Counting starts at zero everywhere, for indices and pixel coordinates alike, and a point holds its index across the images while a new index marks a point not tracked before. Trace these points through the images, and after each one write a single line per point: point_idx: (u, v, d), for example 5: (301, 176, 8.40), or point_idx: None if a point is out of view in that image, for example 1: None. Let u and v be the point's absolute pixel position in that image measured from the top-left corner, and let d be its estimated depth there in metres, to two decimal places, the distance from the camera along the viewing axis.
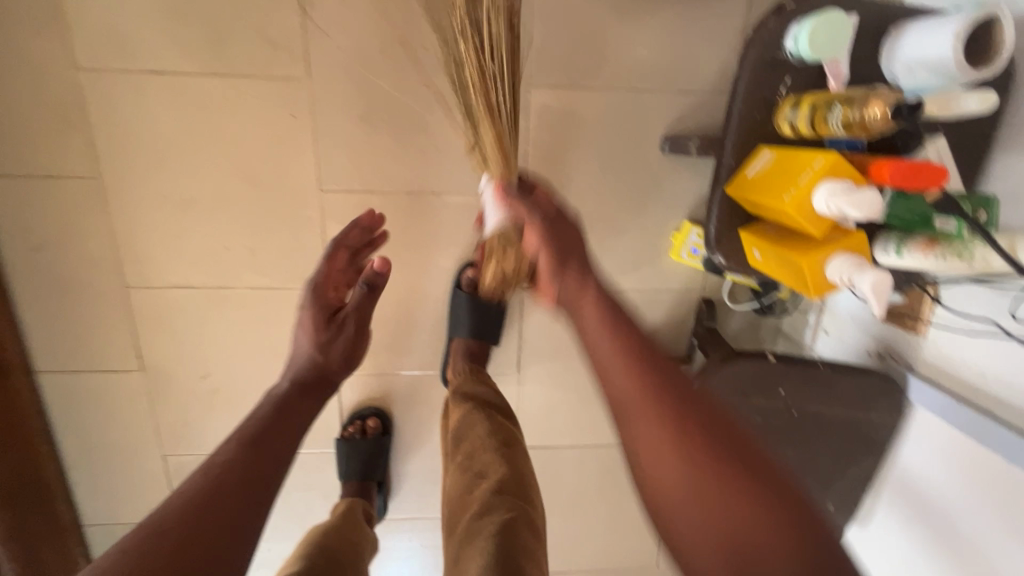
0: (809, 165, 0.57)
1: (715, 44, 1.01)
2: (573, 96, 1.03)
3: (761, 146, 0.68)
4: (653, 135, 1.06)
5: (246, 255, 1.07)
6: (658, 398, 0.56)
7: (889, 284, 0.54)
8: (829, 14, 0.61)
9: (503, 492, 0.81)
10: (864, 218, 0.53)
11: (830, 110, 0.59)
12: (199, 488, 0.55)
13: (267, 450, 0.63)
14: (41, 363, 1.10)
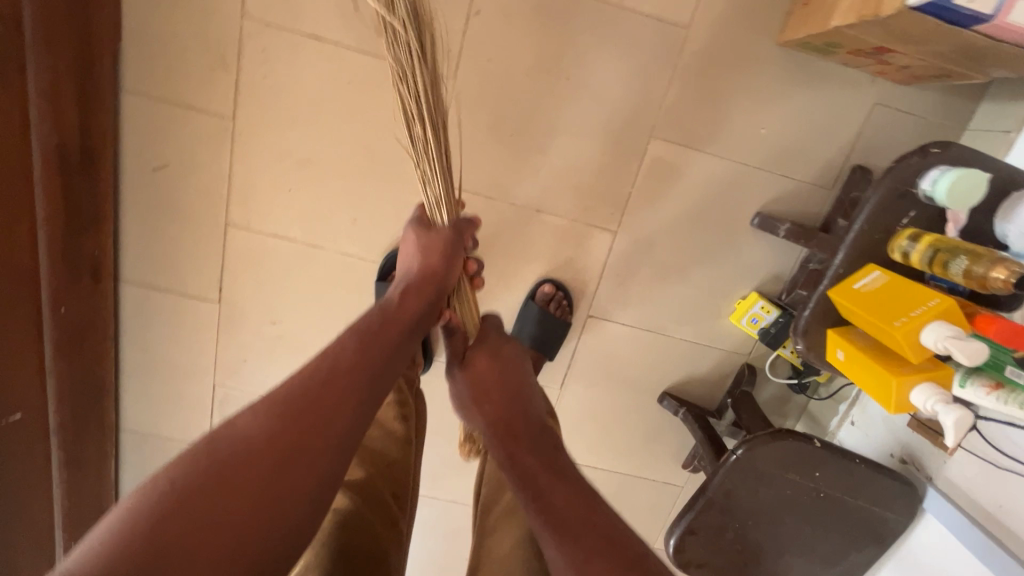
0: (924, 302, 0.66)
1: (826, 142, 1.08)
2: (685, 155, 1.10)
3: (871, 263, 0.76)
4: (746, 208, 1.13)
5: (345, 223, 1.13)
6: (592, 550, 0.62)
7: (969, 422, 0.63)
8: (971, 171, 0.68)
9: None
10: (967, 363, 0.61)
11: (953, 258, 0.68)
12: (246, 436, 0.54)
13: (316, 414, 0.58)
14: (128, 272, 1.15)
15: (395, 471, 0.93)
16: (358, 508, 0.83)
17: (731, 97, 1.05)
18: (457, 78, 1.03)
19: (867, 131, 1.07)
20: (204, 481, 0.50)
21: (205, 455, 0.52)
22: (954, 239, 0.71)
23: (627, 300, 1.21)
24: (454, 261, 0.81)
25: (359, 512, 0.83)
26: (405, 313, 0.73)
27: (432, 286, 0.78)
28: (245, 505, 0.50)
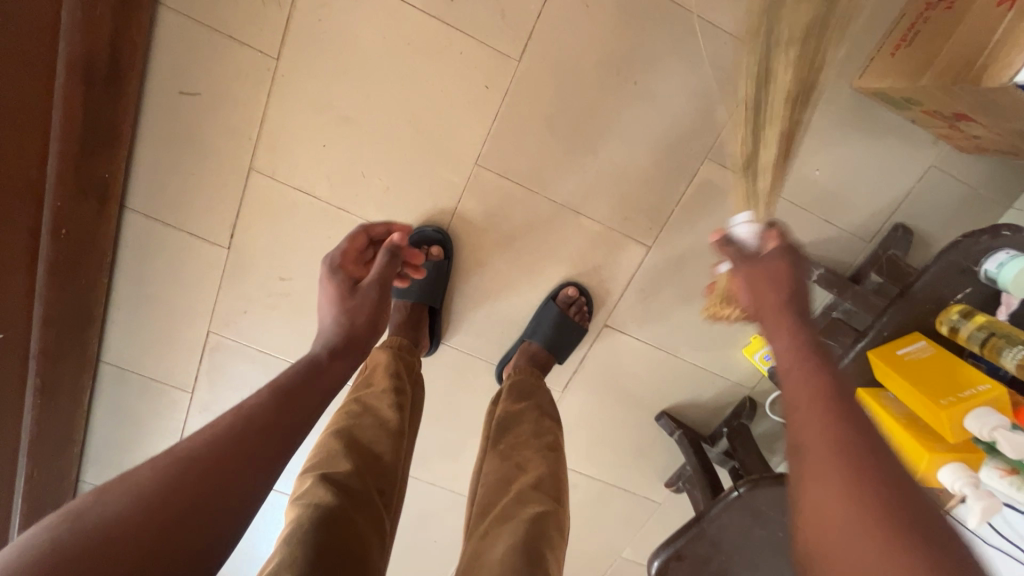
0: (975, 385, 0.67)
1: (876, 196, 1.07)
2: (736, 184, 1.07)
3: (918, 332, 0.76)
4: (783, 246, 1.12)
5: (377, 191, 1.08)
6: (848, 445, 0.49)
7: (994, 510, 0.63)
8: None
9: (539, 489, 0.82)
10: (1010, 453, 0.63)
11: (1007, 346, 0.68)
12: (224, 431, 0.53)
13: (299, 405, 0.59)
14: (137, 201, 1.08)
15: (382, 465, 0.84)
16: (340, 501, 0.74)
17: None
18: (523, 63, 0.98)
19: (917, 192, 1.06)
20: (177, 476, 0.48)
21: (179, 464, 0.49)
22: (1004, 324, 0.71)
23: (647, 316, 1.19)
24: (382, 308, 0.80)
25: (343, 506, 0.74)
26: (331, 377, 0.66)
27: (356, 345, 0.73)
28: (187, 478, 0.48)
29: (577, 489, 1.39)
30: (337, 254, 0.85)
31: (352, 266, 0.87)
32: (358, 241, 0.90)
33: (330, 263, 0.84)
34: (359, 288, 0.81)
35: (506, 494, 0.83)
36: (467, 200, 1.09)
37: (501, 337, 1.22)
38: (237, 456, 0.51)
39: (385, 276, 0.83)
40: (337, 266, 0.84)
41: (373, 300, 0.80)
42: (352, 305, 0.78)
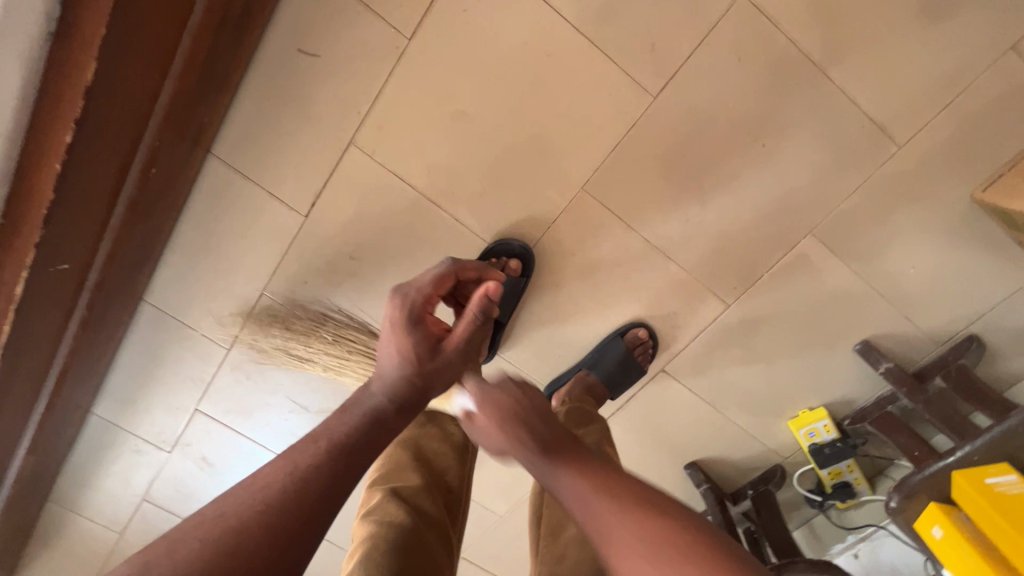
0: None
1: (961, 304, 1.08)
2: (831, 264, 1.06)
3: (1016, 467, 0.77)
4: (856, 332, 1.13)
5: (474, 192, 1.05)
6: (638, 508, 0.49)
7: None
8: None
9: None
10: None
11: None
12: (280, 491, 0.48)
13: (358, 465, 0.53)
14: (224, 149, 1.02)
15: (447, 484, 0.84)
16: (414, 520, 0.71)
17: (903, 229, 1.02)
18: (657, 101, 0.96)
19: (998, 309, 1.07)
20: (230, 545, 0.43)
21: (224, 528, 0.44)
22: None
23: (705, 370, 1.19)
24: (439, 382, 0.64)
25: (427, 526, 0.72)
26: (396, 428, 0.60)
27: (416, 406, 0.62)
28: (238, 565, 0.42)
29: None
30: (421, 300, 0.70)
31: (429, 316, 0.71)
32: (443, 284, 0.77)
33: (405, 307, 0.69)
34: (441, 348, 0.67)
35: (573, 505, 0.83)
36: (563, 222, 1.07)
37: (557, 360, 1.21)
38: (301, 514, 0.47)
39: (470, 342, 0.69)
40: (418, 315, 0.69)
41: (452, 370, 0.66)
42: (427, 371, 0.64)
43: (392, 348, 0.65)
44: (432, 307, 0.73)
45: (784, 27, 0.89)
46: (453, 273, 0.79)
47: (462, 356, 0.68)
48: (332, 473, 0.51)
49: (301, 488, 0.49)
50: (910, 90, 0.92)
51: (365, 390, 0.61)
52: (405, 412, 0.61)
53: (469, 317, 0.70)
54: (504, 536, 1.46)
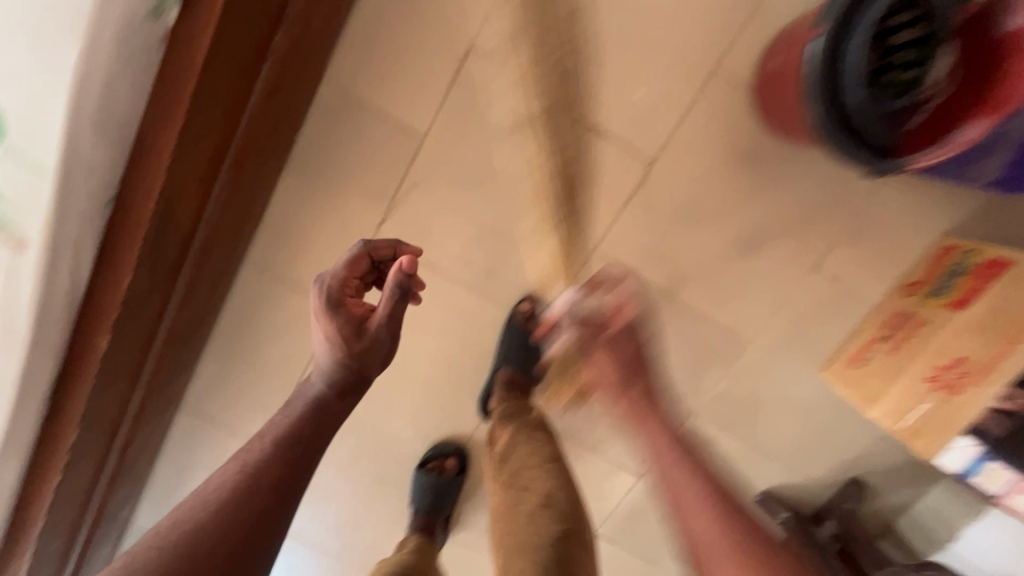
0: None
1: (835, 458, 1.24)
2: (718, 438, 1.23)
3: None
4: (755, 484, 1.28)
5: (407, 413, 1.23)
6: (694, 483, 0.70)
7: None
8: None
9: (548, 508, 0.79)
10: None
11: None
12: (232, 486, 0.57)
13: (301, 455, 0.62)
14: (190, 407, 1.20)
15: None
16: None
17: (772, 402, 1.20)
18: None
19: (870, 454, 1.23)
20: (190, 537, 0.53)
21: (186, 527, 0.54)
22: None
23: (633, 531, 1.33)
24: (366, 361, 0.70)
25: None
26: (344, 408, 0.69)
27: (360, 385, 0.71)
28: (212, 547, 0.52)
29: None
30: (336, 285, 0.71)
31: (350, 298, 0.73)
32: (361, 264, 0.74)
33: (324, 294, 0.71)
34: (366, 330, 0.71)
35: (517, 521, 0.79)
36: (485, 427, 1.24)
37: None
38: (265, 503, 0.57)
39: (394, 319, 0.72)
40: (336, 298, 0.71)
41: (380, 347, 0.71)
42: (359, 359, 0.70)
43: (321, 336, 0.71)
44: (355, 286, 0.74)
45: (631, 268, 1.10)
46: (367, 255, 0.75)
47: (392, 333, 0.72)
48: (292, 462, 0.61)
49: (257, 471, 0.59)
50: (746, 303, 1.12)
51: (309, 384, 0.70)
52: (349, 391, 0.69)
53: (386, 296, 0.70)
54: None
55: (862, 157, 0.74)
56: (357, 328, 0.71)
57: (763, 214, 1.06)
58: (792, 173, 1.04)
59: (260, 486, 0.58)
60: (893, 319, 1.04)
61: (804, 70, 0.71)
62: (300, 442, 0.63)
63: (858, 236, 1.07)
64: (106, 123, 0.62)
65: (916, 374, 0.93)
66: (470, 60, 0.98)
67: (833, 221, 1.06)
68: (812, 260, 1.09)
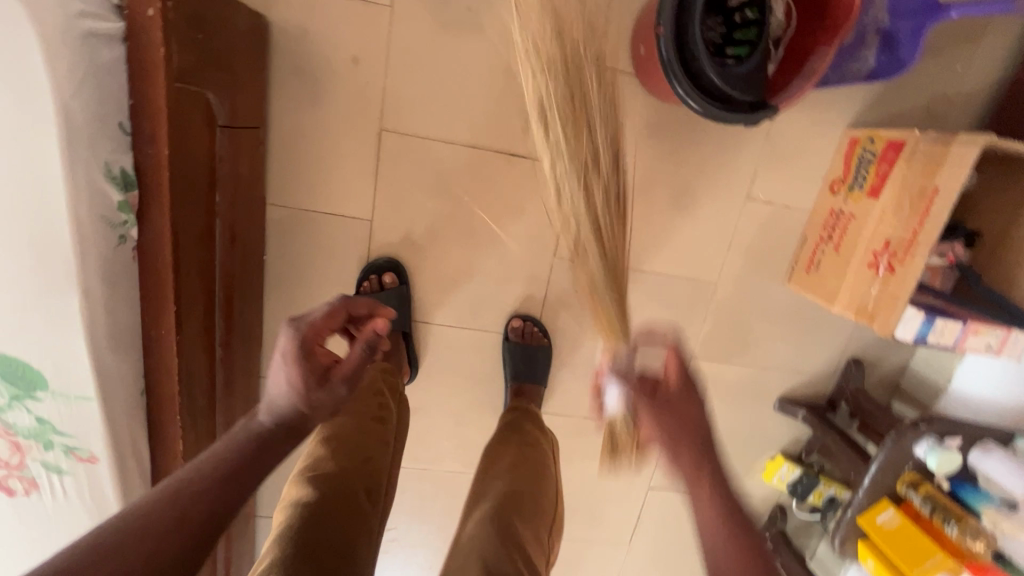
0: (933, 555, 0.94)
1: (828, 346, 1.36)
2: (721, 367, 1.35)
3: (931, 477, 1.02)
4: (769, 394, 1.40)
5: (449, 448, 1.35)
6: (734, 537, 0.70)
7: None
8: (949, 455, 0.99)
9: (516, 471, 0.91)
10: None
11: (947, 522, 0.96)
12: (167, 502, 0.54)
13: (241, 483, 0.59)
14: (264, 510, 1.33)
15: (373, 482, 0.78)
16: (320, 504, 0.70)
17: (755, 322, 1.31)
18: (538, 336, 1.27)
19: (856, 333, 1.36)
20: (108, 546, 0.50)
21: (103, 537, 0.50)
22: (942, 492, 1.01)
23: (680, 471, 1.46)
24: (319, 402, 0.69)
25: (331, 509, 0.70)
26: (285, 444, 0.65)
27: (303, 422, 0.68)
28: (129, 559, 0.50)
29: None
30: (311, 332, 0.72)
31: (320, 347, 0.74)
32: (336, 319, 0.77)
33: (297, 338, 0.70)
34: (330, 380, 0.71)
35: (485, 484, 0.90)
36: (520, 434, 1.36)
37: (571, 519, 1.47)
38: (187, 530, 0.54)
39: (358, 375, 0.74)
40: (307, 345, 0.71)
41: (336, 400, 0.71)
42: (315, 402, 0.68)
43: (281, 376, 0.68)
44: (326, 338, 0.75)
45: None
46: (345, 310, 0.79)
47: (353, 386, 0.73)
48: (226, 488, 0.58)
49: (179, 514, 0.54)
50: (701, 249, 1.23)
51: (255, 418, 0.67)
52: (292, 435, 0.66)
53: (355, 351, 0.75)
54: None
55: (741, 117, 0.84)
56: (321, 374, 0.71)
57: (686, 169, 1.16)
58: (698, 126, 1.13)
59: (178, 517, 0.54)
60: (829, 218, 1.15)
61: (663, 52, 0.82)
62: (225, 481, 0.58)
63: (775, 157, 1.17)
64: (118, 335, 0.72)
65: (861, 263, 1.04)
66: (386, 137, 1.07)
67: (751, 149, 1.16)
68: (744, 192, 1.19)
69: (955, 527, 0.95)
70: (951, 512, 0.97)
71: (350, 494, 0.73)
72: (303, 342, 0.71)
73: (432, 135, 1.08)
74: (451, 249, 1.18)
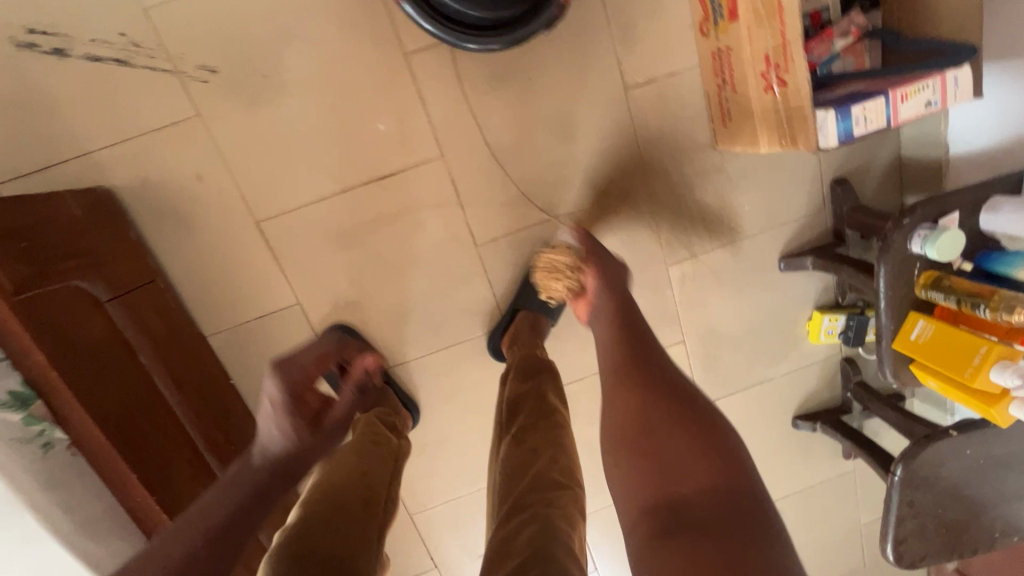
0: (977, 350, 0.81)
1: (801, 181, 1.23)
2: (701, 258, 1.26)
3: (935, 267, 0.89)
4: (768, 260, 1.29)
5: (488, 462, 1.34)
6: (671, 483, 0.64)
7: None
8: (946, 236, 0.84)
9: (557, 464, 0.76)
10: None
11: (976, 308, 0.82)
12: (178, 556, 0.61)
13: (237, 530, 0.66)
14: None
15: (369, 498, 0.73)
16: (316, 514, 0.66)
17: (708, 200, 1.21)
18: None
19: (823, 154, 1.22)
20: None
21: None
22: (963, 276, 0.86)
23: (722, 375, 1.37)
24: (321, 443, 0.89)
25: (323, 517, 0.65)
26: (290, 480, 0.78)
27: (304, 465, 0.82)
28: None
29: (786, 511, 1.55)
30: (293, 381, 0.92)
31: (308, 388, 0.97)
32: (327, 362, 1.03)
33: (279, 389, 0.88)
34: (323, 424, 0.95)
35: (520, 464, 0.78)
36: None
37: None
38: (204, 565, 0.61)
39: (349, 413, 1.03)
40: (301, 389, 0.93)
41: (331, 437, 0.93)
42: (310, 443, 0.86)
43: (275, 428, 0.84)
44: (309, 379, 0.96)
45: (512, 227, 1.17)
46: (337, 351, 1.08)
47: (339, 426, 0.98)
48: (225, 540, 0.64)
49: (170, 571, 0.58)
50: (610, 161, 1.15)
51: (251, 459, 0.80)
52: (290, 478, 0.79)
53: (349, 397, 1.07)
54: None
55: (533, 25, 0.77)
56: (315, 418, 0.95)
57: (550, 97, 1.10)
58: (537, 51, 1.06)
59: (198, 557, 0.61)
60: (714, 63, 1.04)
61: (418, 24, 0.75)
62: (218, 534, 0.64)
63: (629, 34, 1.07)
64: (92, 524, 0.80)
65: (756, 93, 0.93)
66: (266, 226, 1.09)
67: (600, 43, 1.07)
68: (619, 85, 1.10)
69: (988, 308, 0.81)
70: (977, 294, 0.83)
71: (346, 502, 0.70)
72: (287, 381, 0.90)
73: (302, 201, 1.09)
74: (383, 289, 1.18)
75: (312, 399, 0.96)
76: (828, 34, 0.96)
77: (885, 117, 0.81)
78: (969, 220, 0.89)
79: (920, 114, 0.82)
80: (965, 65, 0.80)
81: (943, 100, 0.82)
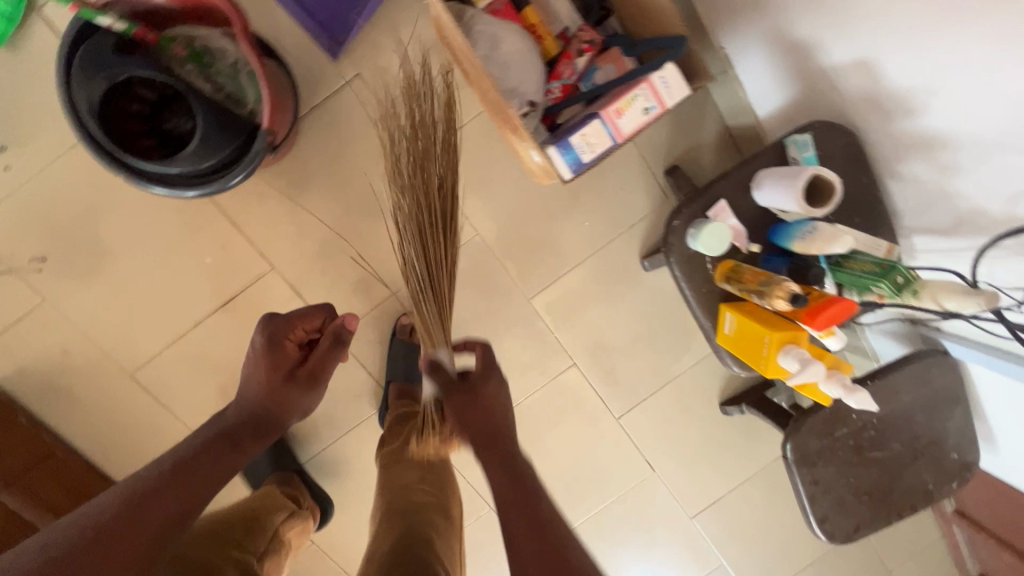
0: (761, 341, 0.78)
1: (633, 181, 1.21)
2: (560, 282, 1.26)
3: (727, 257, 0.86)
4: (631, 264, 1.27)
5: None
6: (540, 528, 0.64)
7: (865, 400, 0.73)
8: (708, 230, 0.82)
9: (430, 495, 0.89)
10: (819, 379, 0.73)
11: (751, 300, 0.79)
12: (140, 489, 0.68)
13: (194, 488, 0.71)
14: None
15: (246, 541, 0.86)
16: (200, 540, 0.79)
17: (545, 227, 1.22)
18: None
19: (646, 149, 1.20)
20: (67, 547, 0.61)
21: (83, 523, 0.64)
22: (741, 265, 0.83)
23: (628, 382, 1.35)
24: (298, 396, 0.88)
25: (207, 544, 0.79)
26: (249, 445, 0.81)
27: (263, 424, 0.84)
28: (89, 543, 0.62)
29: (752, 495, 1.50)
30: (284, 323, 0.88)
31: (289, 340, 0.90)
32: (313, 320, 0.92)
33: (264, 334, 0.87)
34: (296, 373, 0.88)
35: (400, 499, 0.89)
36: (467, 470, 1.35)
37: (582, 492, 1.42)
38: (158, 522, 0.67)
39: (324, 366, 0.90)
40: (278, 339, 0.88)
41: (302, 395, 0.88)
42: (280, 393, 0.86)
43: (249, 371, 0.87)
44: (297, 332, 0.91)
45: (364, 310, 1.21)
46: (320, 309, 0.93)
47: (320, 372, 0.90)
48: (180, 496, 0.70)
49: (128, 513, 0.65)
50: None
51: (228, 410, 0.85)
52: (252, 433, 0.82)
53: (325, 346, 0.90)
54: (753, 567, 1.54)
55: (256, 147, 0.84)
56: (293, 372, 0.88)
57: (355, 184, 1.15)
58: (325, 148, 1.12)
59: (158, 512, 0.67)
60: None
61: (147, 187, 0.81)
62: (183, 482, 0.71)
63: None
64: None
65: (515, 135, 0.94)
66: (140, 375, 1.18)
67: (383, 123, 1.12)
68: None
69: (758, 298, 0.78)
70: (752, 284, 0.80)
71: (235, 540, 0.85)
72: (275, 332, 0.87)
73: (165, 344, 1.17)
74: None
75: (303, 348, 0.93)
76: (568, 56, 0.98)
77: (608, 135, 0.82)
78: (745, 199, 0.86)
79: (644, 121, 0.82)
80: (668, 64, 0.80)
81: (663, 100, 0.81)
